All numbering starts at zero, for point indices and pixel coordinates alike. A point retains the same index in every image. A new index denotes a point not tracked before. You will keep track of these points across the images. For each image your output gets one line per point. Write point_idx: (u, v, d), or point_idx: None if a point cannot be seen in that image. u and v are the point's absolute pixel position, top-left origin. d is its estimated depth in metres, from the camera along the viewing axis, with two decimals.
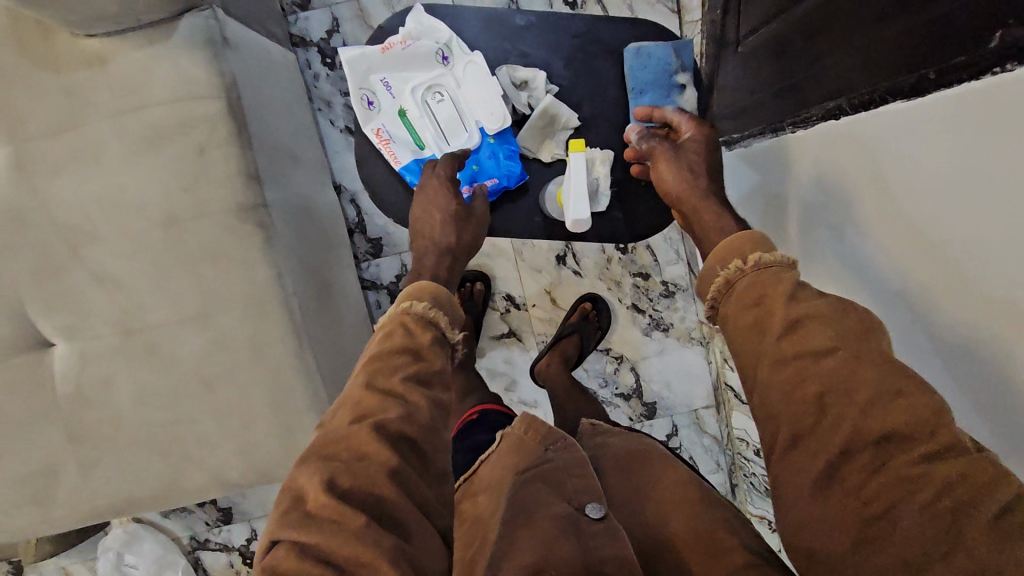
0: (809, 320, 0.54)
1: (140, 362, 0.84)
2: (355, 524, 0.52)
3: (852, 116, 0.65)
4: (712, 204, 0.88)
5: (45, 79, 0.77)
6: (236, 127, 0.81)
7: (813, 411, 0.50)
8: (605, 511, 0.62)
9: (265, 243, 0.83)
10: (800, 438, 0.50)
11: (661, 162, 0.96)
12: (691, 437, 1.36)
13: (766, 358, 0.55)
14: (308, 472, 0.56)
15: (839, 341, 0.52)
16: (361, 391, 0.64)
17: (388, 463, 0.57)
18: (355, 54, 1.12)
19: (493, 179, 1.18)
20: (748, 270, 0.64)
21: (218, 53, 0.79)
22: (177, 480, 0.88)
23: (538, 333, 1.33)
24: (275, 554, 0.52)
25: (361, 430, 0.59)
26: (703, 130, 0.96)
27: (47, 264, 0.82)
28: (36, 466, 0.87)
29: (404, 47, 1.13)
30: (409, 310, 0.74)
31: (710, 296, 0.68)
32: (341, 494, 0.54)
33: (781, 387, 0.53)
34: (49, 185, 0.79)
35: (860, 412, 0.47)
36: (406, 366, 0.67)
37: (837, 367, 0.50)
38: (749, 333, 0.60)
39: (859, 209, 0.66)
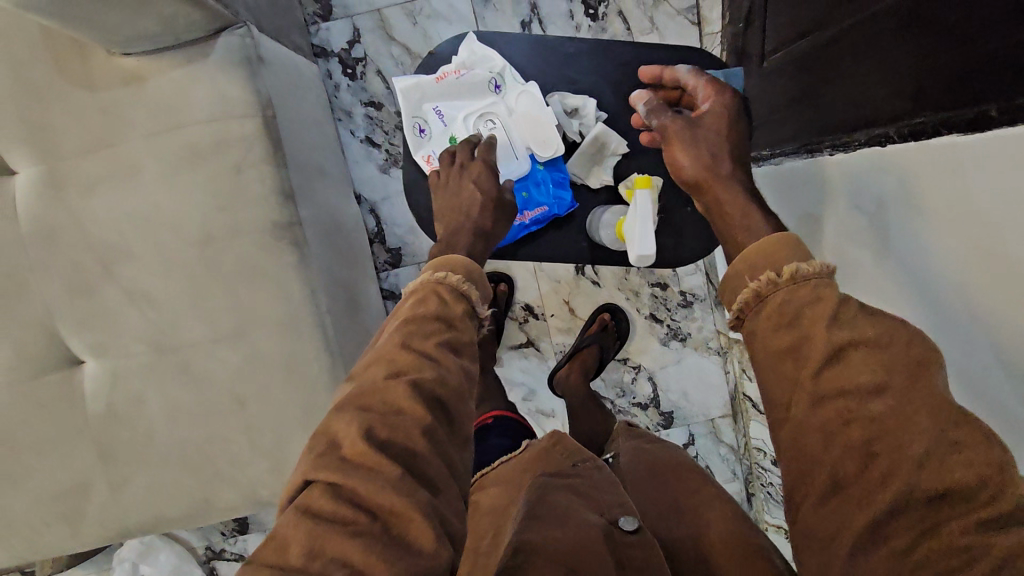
0: (851, 349, 0.49)
1: (172, 381, 0.83)
2: (392, 475, 0.52)
3: (902, 143, 0.66)
4: (737, 192, 0.70)
5: (81, 97, 0.76)
6: (272, 145, 0.80)
7: (858, 459, 0.46)
8: (639, 524, 0.62)
9: (300, 261, 0.82)
10: (841, 487, 0.46)
11: (674, 131, 0.77)
12: (707, 446, 1.36)
13: (803, 395, 0.50)
14: (346, 419, 0.56)
15: (888, 375, 0.47)
16: (395, 349, 0.62)
17: (424, 421, 0.57)
18: (408, 84, 0.96)
19: (543, 209, 0.99)
20: (782, 284, 0.55)
21: (253, 70, 0.79)
22: (208, 498, 0.87)
23: (556, 343, 1.32)
24: (311, 493, 0.52)
25: (398, 387, 0.58)
26: (724, 100, 0.78)
27: (80, 282, 0.81)
28: (66, 485, 0.86)
29: (459, 76, 0.96)
30: (445, 281, 0.71)
31: (736, 308, 0.58)
32: (378, 444, 0.54)
33: (821, 430, 0.48)
34: (84, 204, 0.79)
35: (913, 466, 0.44)
36: (441, 333, 0.65)
37: (886, 411, 0.46)
38: (782, 360, 0.52)
39: (905, 231, 0.68)
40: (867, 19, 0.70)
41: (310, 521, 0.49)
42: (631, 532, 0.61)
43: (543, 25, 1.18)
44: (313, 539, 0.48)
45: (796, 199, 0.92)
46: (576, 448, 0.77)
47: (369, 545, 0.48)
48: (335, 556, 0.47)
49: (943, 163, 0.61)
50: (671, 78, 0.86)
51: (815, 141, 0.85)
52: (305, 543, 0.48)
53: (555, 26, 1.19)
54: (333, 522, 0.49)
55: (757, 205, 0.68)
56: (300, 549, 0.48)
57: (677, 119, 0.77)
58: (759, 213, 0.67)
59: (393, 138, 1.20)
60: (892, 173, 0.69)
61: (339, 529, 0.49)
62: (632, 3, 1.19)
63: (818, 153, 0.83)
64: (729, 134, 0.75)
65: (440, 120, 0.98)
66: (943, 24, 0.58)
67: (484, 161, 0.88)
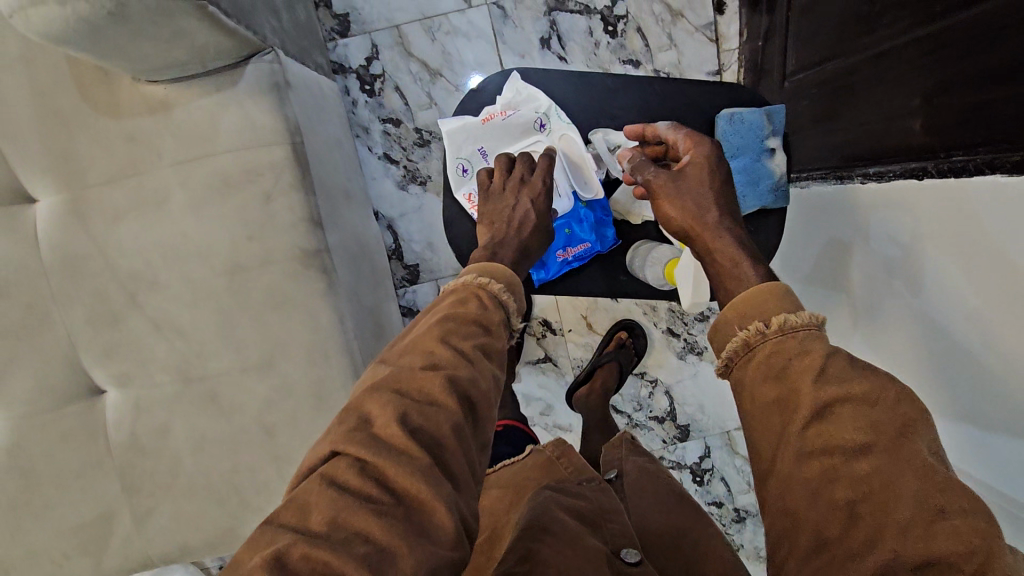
0: (838, 405, 0.49)
1: (198, 411, 0.81)
2: (421, 462, 0.50)
3: (939, 179, 0.67)
4: (727, 241, 0.70)
5: (108, 125, 0.76)
6: (301, 171, 0.79)
7: (841, 519, 0.45)
8: (642, 558, 0.59)
9: (328, 288, 0.81)
10: (825, 546, 0.45)
11: (659, 189, 0.76)
12: (723, 459, 1.34)
13: (789, 449, 0.50)
14: (381, 399, 0.53)
15: (874, 436, 0.47)
16: (434, 342, 0.58)
17: (456, 417, 0.54)
18: (454, 125, 0.91)
19: (585, 246, 0.91)
20: (770, 335, 0.55)
21: (282, 96, 0.78)
22: (235, 529, 0.84)
23: (574, 359, 1.31)
24: (335, 464, 0.49)
25: (434, 378, 0.55)
26: (705, 151, 0.76)
27: (105, 312, 0.80)
28: (86, 518, 0.82)
29: (505, 117, 0.90)
30: (486, 286, 0.68)
31: (725, 355, 0.58)
32: (410, 431, 0.51)
33: (806, 487, 0.48)
34: (109, 232, 0.78)
35: (897, 533, 0.42)
36: (479, 336, 0.61)
37: (872, 472, 0.45)
38: (769, 411, 0.53)
39: (926, 267, 0.69)
40: (908, 53, 0.70)
41: (334, 492, 0.47)
42: (632, 565, 0.58)
43: (562, 42, 1.18)
44: (338, 510, 0.46)
45: (825, 224, 0.92)
46: (583, 467, 0.76)
47: (391, 526, 0.46)
48: (358, 530, 0.45)
49: (957, 211, 0.64)
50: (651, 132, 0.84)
51: (847, 169, 0.85)
52: (329, 513, 0.46)
53: (573, 45, 1.18)
54: (357, 495, 0.47)
55: (747, 254, 0.68)
56: (322, 518, 0.45)
57: (658, 174, 0.76)
58: (749, 263, 0.67)
59: (411, 155, 1.19)
60: (913, 212, 0.71)
61: (362, 505, 0.47)
62: (650, 19, 1.18)
63: (849, 181, 0.84)
64: (714, 184, 0.74)
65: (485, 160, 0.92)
66: (992, 67, 0.58)
67: (543, 181, 0.84)
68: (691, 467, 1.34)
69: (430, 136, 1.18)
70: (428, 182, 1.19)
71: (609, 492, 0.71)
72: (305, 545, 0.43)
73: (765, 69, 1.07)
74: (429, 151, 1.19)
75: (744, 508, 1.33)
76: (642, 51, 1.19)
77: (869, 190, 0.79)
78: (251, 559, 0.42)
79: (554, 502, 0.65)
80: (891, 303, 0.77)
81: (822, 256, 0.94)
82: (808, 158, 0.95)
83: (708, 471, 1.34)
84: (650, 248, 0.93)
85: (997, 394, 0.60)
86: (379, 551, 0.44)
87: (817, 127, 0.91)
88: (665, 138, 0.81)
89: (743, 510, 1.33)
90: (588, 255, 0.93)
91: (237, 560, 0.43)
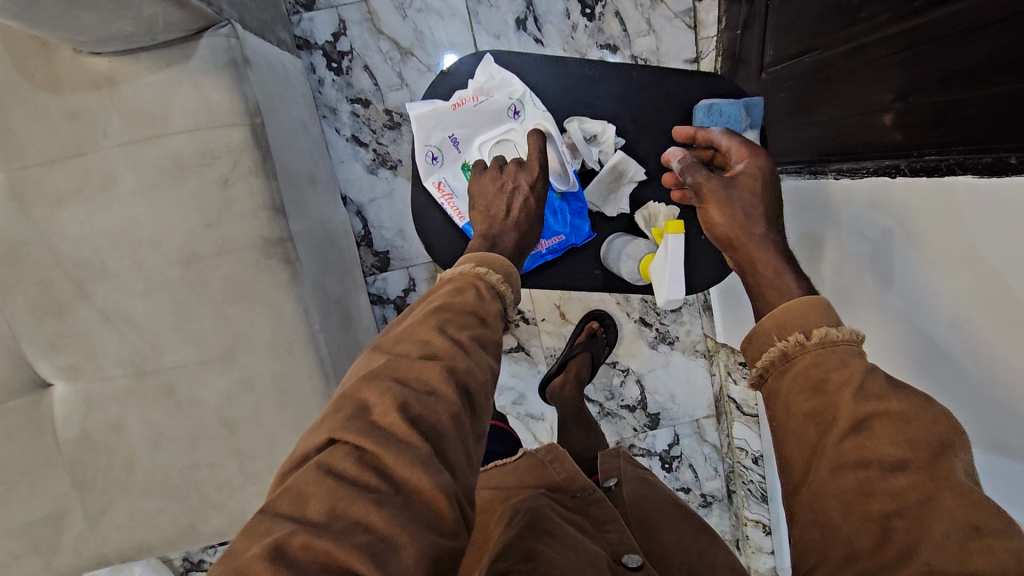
0: (875, 420, 0.48)
1: (153, 405, 0.77)
2: (421, 451, 0.47)
3: (911, 178, 0.66)
4: (771, 253, 0.69)
5: (49, 102, 0.71)
6: (261, 155, 0.75)
7: (874, 535, 0.45)
8: (643, 562, 0.61)
9: (293, 279, 0.77)
10: (855, 559, 0.45)
11: (710, 198, 0.74)
12: (691, 446, 1.35)
13: (823, 460, 0.50)
14: (378, 385, 0.50)
15: (911, 451, 0.46)
16: (430, 330, 0.56)
17: (453, 408, 0.51)
18: (423, 111, 0.86)
19: (559, 239, 0.90)
20: (810, 347, 0.55)
21: (240, 73, 0.74)
22: (196, 525, 0.81)
23: (547, 348, 1.30)
24: (332, 452, 0.46)
25: (433, 367, 0.52)
26: (758, 163, 0.74)
27: (49, 302, 0.75)
28: (35, 518, 0.78)
29: (477, 103, 0.87)
30: (483, 276, 0.66)
31: (761, 365, 0.58)
32: (410, 419, 0.48)
33: (839, 498, 0.48)
34: (51, 217, 0.73)
35: (933, 546, 0.42)
36: (475, 327, 0.59)
37: (908, 487, 0.45)
38: (805, 425, 0.52)
39: (909, 267, 0.68)
40: (889, 49, 0.69)
41: (334, 480, 0.44)
42: (633, 570, 0.60)
43: (538, 23, 1.14)
44: (336, 500, 0.43)
45: (800, 217, 0.90)
46: (575, 472, 0.74)
47: (393, 515, 0.43)
48: (357, 519, 0.42)
49: (942, 212, 0.62)
50: (703, 137, 0.82)
51: (821, 164, 0.84)
52: (328, 502, 0.43)
53: (551, 28, 1.15)
54: (356, 485, 0.44)
55: (789, 266, 0.67)
56: (321, 506, 0.43)
57: (711, 179, 0.74)
58: (793, 276, 0.66)
59: (381, 138, 1.15)
60: (893, 206, 0.69)
61: (361, 494, 0.43)
62: (629, 3, 1.15)
63: (822, 176, 0.83)
64: (767, 195, 0.73)
65: (456, 148, 0.89)
66: (977, 65, 0.58)
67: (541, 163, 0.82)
68: (660, 454, 1.35)
69: (401, 118, 1.14)
70: (398, 167, 1.16)
71: (604, 500, 0.70)
72: (305, 534, 0.40)
73: (742, 58, 1.06)
74: (401, 134, 1.15)
75: (710, 493, 1.36)
76: (620, 35, 1.17)
77: (840, 183, 0.79)
78: (250, 548, 0.40)
79: (550, 508, 0.66)
80: (865, 300, 0.77)
81: (794, 248, 0.93)
82: (783, 149, 0.94)
83: (677, 458, 1.35)
84: (625, 242, 0.90)
85: (976, 392, 0.61)
86: (379, 541, 0.41)
87: (794, 118, 0.90)
88: (718, 144, 0.79)
89: (709, 495, 1.36)
90: (563, 248, 0.91)
91: (234, 550, 0.40)
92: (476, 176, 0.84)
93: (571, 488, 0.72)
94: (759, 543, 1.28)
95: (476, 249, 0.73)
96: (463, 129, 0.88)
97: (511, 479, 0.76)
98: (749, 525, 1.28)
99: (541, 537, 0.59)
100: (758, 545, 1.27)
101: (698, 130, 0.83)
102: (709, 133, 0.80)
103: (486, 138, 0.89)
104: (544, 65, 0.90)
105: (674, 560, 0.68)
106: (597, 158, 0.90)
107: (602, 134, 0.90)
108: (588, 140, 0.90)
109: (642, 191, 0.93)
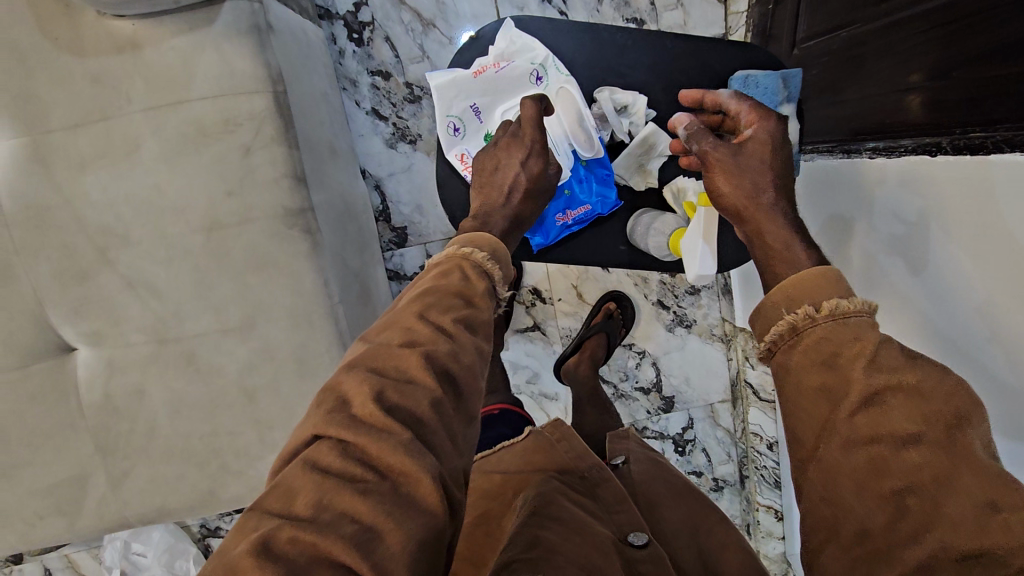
0: (889, 393, 0.47)
1: (174, 372, 0.78)
2: (402, 437, 0.46)
3: (953, 156, 0.63)
4: (781, 224, 0.67)
5: (72, 64, 0.70)
6: (284, 125, 0.74)
7: (890, 510, 0.44)
8: (649, 540, 0.61)
9: (312, 251, 0.77)
10: (868, 537, 0.45)
11: (718, 165, 0.72)
12: (706, 429, 1.35)
13: (834, 438, 0.49)
14: (356, 375, 0.50)
15: (924, 426, 0.45)
16: (412, 317, 0.55)
17: (433, 394, 0.50)
18: (443, 80, 0.85)
19: (586, 209, 0.88)
20: (821, 320, 0.53)
21: (263, 40, 0.73)
22: (215, 492, 0.82)
23: (563, 327, 1.29)
24: (317, 447, 0.46)
25: (411, 354, 0.51)
26: (770, 128, 0.73)
27: (72, 267, 0.75)
28: (61, 478, 0.80)
29: (498, 70, 0.85)
30: (469, 256, 0.64)
31: (768, 339, 0.56)
32: (387, 409, 0.47)
33: (852, 474, 0.47)
34: (74, 182, 0.73)
35: (948, 525, 0.42)
36: (460, 309, 0.57)
37: (923, 463, 0.44)
38: (816, 399, 0.51)
39: (941, 253, 0.66)
40: (935, 20, 0.66)
41: (318, 475, 0.44)
42: (640, 549, 0.59)
43: None
44: (323, 492, 0.43)
45: (828, 198, 0.87)
46: (584, 450, 0.74)
47: (378, 504, 0.43)
48: (344, 511, 0.42)
49: (984, 192, 0.59)
50: (711, 101, 0.79)
51: (855, 142, 0.81)
52: (314, 495, 0.43)
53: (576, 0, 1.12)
54: (342, 477, 0.44)
55: (798, 237, 0.65)
56: (308, 501, 0.43)
57: (719, 147, 0.72)
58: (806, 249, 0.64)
59: (401, 111, 1.13)
60: (930, 185, 0.66)
61: (347, 486, 0.44)
62: None
63: (856, 155, 0.80)
64: (775, 160, 0.71)
65: (477, 118, 0.88)
66: None
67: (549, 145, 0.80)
68: (673, 437, 1.34)
69: (421, 91, 1.13)
70: (418, 141, 1.14)
71: (612, 477, 0.71)
72: (290, 528, 0.41)
73: (772, 34, 1.02)
74: (421, 108, 1.13)
75: (722, 477, 1.36)
76: (647, 9, 1.14)
77: (875, 162, 0.75)
78: (239, 544, 0.40)
79: (559, 491, 0.66)
80: (893, 285, 0.75)
81: (818, 230, 0.90)
82: (814, 128, 0.91)
83: (691, 442, 1.35)
84: (654, 216, 0.90)
85: (1012, 382, 0.59)
86: (367, 530, 0.42)
87: (826, 95, 0.87)
88: (726, 108, 0.77)
89: (721, 479, 1.36)
90: (590, 219, 0.90)
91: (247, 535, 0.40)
92: (484, 148, 0.83)
93: (580, 469, 0.72)
94: (769, 528, 1.28)
95: (466, 230, 0.71)
96: (485, 99, 0.88)
97: (520, 462, 0.75)
98: (761, 510, 1.29)
99: (543, 523, 0.58)
100: (768, 530, 1.28)
101: (704, 94, 0.80)
102: (717, 96, 0.78)
103: (510, 110, 0.88)
104: (570, 33, 0.87)
105: (684, 537, 0.67)
106: (628, 128, 0.88)
107: (634, 105, 0.87)
108: (619, 111, 0.87)
109: (664, 171, 0.91)
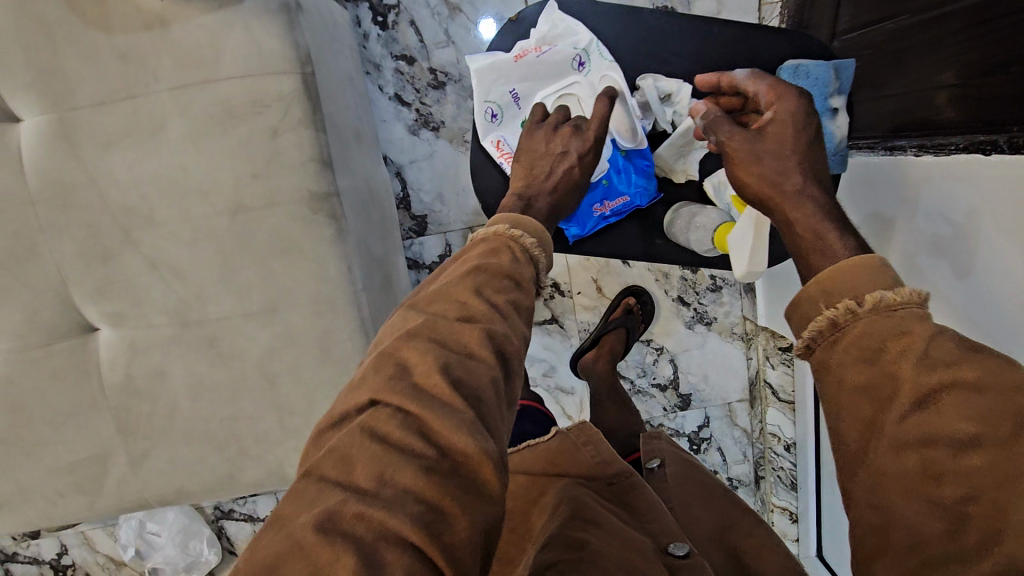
0: (943, 392, 0.45)
1: (197, 355, 0.77)
2: (464, 414, 0.45)
3: (1011, 156, 0.60)
4: (809, 211, 0.64)
5: (99, 41, 0.69)
6: (312, 107, 0.73)
7: (945, 519, 0.43)
8: (690, 550, 0.59)
9: (336, 236, 0.76)
10: (922, 547, 0.44)
11: (738, 151, 0.69)
12: (722, 429, 1.32)
13: (882, 439, 0.47)
14: (418, 346, 0.48)
15: (984, 427, 0.42)
16: (467, 294, 0.53)
17: (493, 371, 0.49)
18: (483, 63, 0.84)
19: (624, 200, 0.87)
20: (863, 314, 0.51)
21: (292, 19, 0.71)
22: (233, 475, 0.81)
23: (583, 322, 1.27)
24: (375, 413, 0.45)
25: (472, 330, 0.50)
26: (789, 107, 0.69)
27: (96, 246, 0.74)
28: (81, 458, 0.80)
29: (539, 54, 0.84)
30: (516, 240, 0.62)
31: (808, 335, 0.55)
32: (452, 381, 0.46)
33: (902, 480, 0.45)
34: (101, 160, 0.72)
35: (1016, 537, 0.39)
36: (511, 292, 0.56)
37: (985, 467, 0.42)
38: (862, 398, 0.50)
39: (993, 256, 0.63)
40: (989, 12, 0.62)
41: (378, 445, 0.43)
42: (681, 559, 0.58)
43: None
44: (382, 466, 0.41)
45: (869, 195, 0.84)
46: (612, 456, 0.71)
47: (440, 483, 0.42)
48: (405, 488, 0.41)
49: None
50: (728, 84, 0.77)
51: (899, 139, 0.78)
52: (372, 467, 0.41)
53: None
54: (401, 450, 0.43)
55: (824, 222, 0.63)
56: (368, 472, 0.41)
57: (735, 134, 0.70)
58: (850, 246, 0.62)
59: (425, 97, 1.12)
60: (984, 183, 0.63)
61: (408, 461, 0.42)
62: None
63: (900, 153, 0.77)
64: (797, 144, 0.68)
65: (516, 104, 0.87)
66: None
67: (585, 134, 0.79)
68: (688, 435, 1.32)
69: (446, 77, 1.11)
70: (441, 128, 1.13)
71: (642, 487, 0.68)
72: (356, 503, 0.39)
73: (810, 25, 0.98)
74: (445, 94, 1.12)
75: (737, 477, 1.32)
76: None
77: (924, 159, 0.72)
78: (302, 515, 0.39)
79: (590, 497, 0.65)
80: (940, 285, 0.71)
81: (858, 226, 0.87)
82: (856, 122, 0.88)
83: (707, 440, 1.32)
84: (695, 211, 0.87)
85: None
86: (431, 510, 0.40)
87: (869, 87, 0.83)
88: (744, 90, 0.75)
89: (735, 479, 1.32)
90: (626, 211, 0.88)
91: (284, 519, 0.39)
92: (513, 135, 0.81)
93: (605, 476, 0.70)
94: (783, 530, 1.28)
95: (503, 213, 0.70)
96: (524, 84, 0.86)
97: (545, 463, 0.72)
98: (776, 511, 1.29)
99: (583, 526, 0.58)
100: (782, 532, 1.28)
101: (720, 76, 0.78)
102: (733, 78, 0.75)
103: (548, 95, 0.86)
104: (603, 20, 0.85)
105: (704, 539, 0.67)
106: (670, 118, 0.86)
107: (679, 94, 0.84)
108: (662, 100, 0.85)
109: (705, 162, 0.88)
